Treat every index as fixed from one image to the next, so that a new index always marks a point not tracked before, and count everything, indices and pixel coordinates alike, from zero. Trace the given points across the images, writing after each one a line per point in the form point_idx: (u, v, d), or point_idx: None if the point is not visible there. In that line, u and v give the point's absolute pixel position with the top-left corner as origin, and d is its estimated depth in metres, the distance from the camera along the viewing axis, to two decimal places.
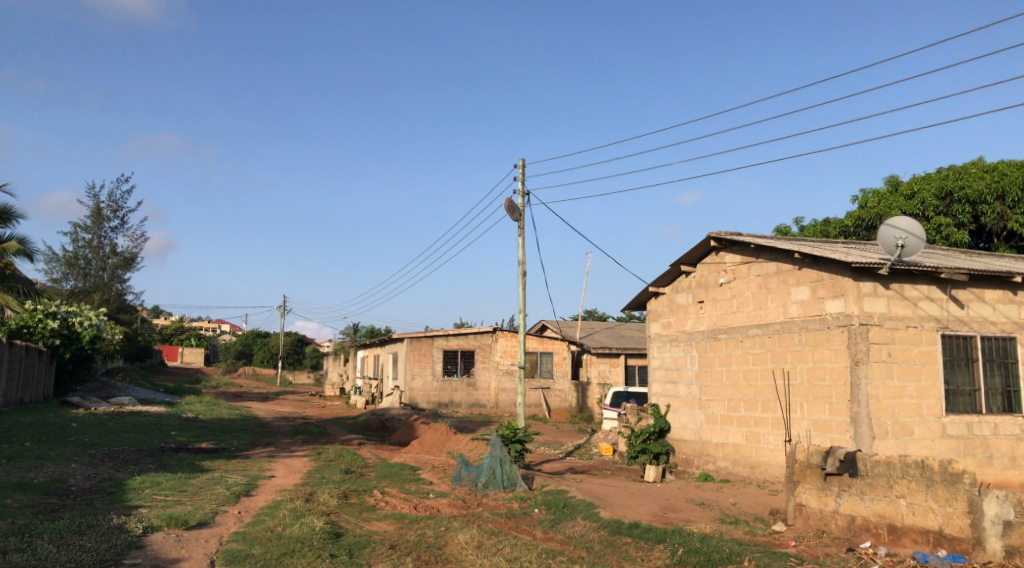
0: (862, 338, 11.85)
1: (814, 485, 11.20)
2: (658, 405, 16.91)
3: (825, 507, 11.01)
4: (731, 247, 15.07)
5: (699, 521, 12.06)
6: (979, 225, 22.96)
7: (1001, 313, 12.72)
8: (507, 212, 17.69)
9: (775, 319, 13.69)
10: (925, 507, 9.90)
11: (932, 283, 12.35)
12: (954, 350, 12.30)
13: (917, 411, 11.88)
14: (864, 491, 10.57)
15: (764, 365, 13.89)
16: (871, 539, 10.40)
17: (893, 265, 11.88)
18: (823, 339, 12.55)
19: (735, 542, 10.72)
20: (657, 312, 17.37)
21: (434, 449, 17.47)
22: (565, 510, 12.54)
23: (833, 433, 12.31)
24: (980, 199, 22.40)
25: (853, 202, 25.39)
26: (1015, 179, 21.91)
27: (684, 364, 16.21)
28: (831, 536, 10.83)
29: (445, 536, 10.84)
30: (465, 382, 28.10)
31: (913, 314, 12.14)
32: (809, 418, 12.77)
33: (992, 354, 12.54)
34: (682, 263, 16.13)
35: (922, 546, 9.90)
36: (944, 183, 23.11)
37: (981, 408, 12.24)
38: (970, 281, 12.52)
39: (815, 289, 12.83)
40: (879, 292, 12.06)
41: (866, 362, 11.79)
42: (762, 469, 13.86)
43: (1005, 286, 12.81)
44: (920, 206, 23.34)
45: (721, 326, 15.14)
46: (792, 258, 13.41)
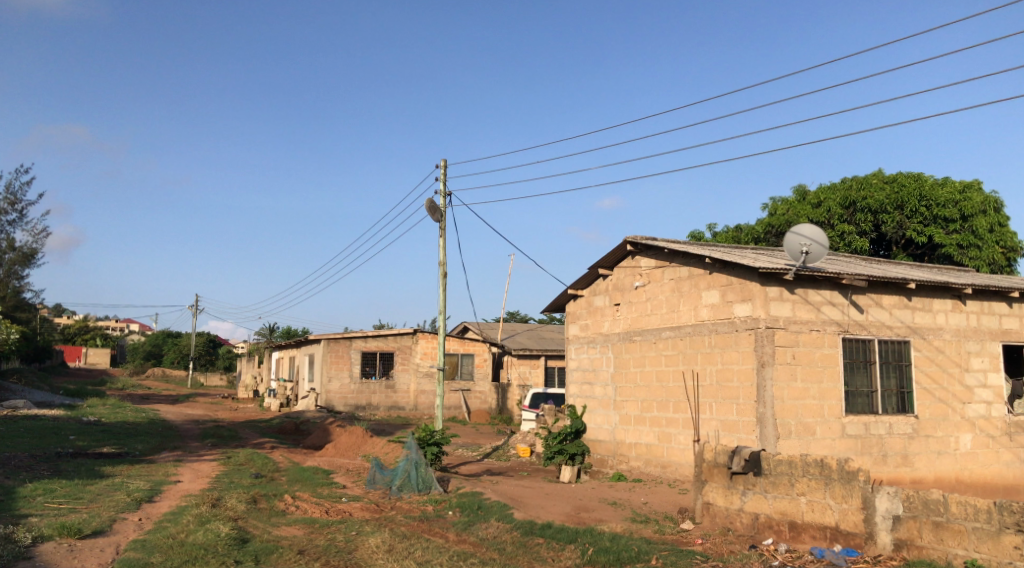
0: (768, 340, 12.24)
1: (720, 484, 11.59)
2: (575, 406, 17.11)
3: (730, 505, 11.39)
4: (647, 251, 15.36)
5: (611, 521, 12.26)
6: (880, 233, 24.08)
7: (897, 317, 13.20)
8: (428, 213, 17.58)
9: (687, 321, 14.02)
10: (823, 504, 10.27)
11: (833, 288, 12.85)
12: (853, 353, 12.83)
13: (819, 411, 12.35)
14: (767, 489, 10.97)
15: (676, 367, 14.21)
16: (773, 536, 10.78)
17: (797, 271, 12.32)
18: (731, 341, 12.92)
19: (644, 541, 10.91)
20: (575, 314, 17.58)
21: (349, 452, 17.22)
22: (478, 512, 12.54)
23: (739, 433, 12.67)
24: (881, 209, 23.51)
25: (763, 209, 26.23)
26: (912, 191, 23.15)
27: (601, 366, 16.44)
28: (736, 533, 11.21)
29: (356, 540, 10.69)
30: (383, 385, 27.86)
31: (816, 318, 12.61)
32: (717, 418, 13.13)
33: (888, 356, 13.04)
34: (599, 267, 16.37)
35: (820, 542, 10.27)
36: (848, 192, 24.11)
37: (877, 409, 12.78)
38: (868, 286, 13.02)
39: (724, 293, 13.19)
40: (784, 297, 12.49)
41: (772, 363, 12.18)
42: (673, 469, 14.17)
43: (901, 292, 13.26)
44: (826, 214, 24.28)
45: (636, 328, 15.42)
46: (704, 263, 13.75)
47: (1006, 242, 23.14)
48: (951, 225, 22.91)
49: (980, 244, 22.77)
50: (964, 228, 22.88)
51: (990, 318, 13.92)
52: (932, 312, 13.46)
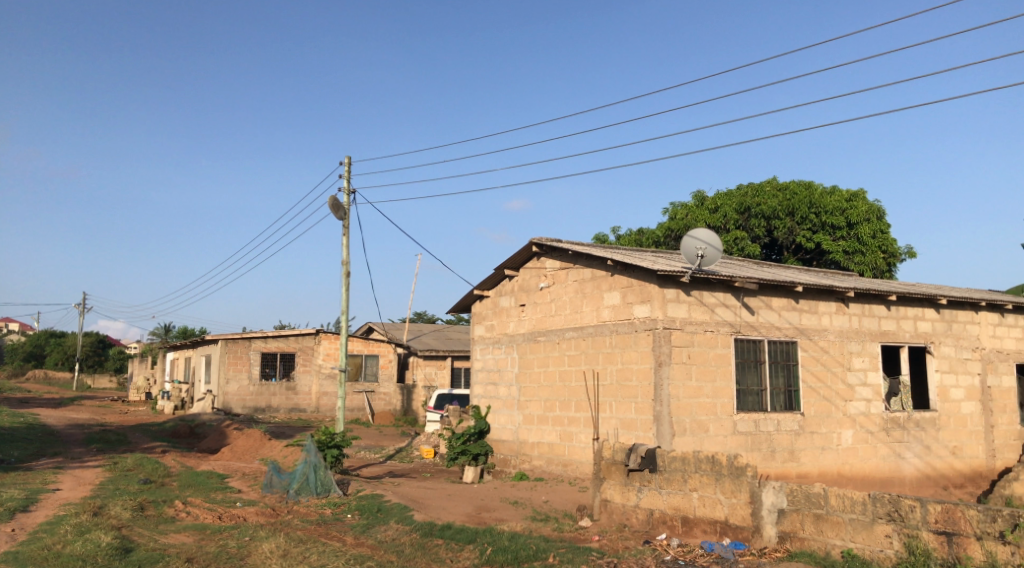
0: (665, 340, 12.57)
1: (618, 481, 11.92)
2: (479, 406, 17.13)
3: (627, 501, 11.72)
4: (552, 253, 15.53)
5: (511, 520, 12.33)
6: (772, 239, 25.05)
7: (785, 319, 13.77)
8: (331, 210, 17.26)
9: (589, 322, 14.24)
10: (714, 499, 10.62)
11: (727, 291, 13.31)
12: (744, 353, 13.33)
13: (712, 409, 12.77)
14: (662, 486, 11.32)
15: (578, 367, 14.43)
16: (667, 531, 11.12)
17: (693, 274, 12.71)
18: (631, 342, 13.21)
19: (542, 539, 11.01)
20: (481, 315, 17.63)
21: (246, 456, 16.72)
22: (378, 514, 12.37)
23: (637, 431, 12.96)
24: (774, 215, 24.51)
25: (664, 213, 26.94)
26: (803, 199, 24.25)
27: (505, 366, 16.53)
28: (632, 529, 11.53)
29: (249, 546, 10.37)
30: (284, 386, 27.23)
31: (710, 319, 13.03)
32: (617, 417, 13.39)
33: (777, 356, 13.60)
34: (505, 268, 16.44)
35: (710, 535, 10.61)
36: (744, 199, 24.99)
37: (766, 406, 13.32)
38: (759, 289, 13.55)
39: (625, 295, 13.47)
40: (681, 298, 12.85)
41: (668, 363, 12.51)
42: (573, 467, 14.36)
43: (789, 295, 13.85)
44: (723, 219, 25.08)
45: (541, 329, 15.57)
46: (606, 265, 14.01)
47: (888, 248, 24.61)
48: (838, 232, 24.33)
49: (863, 250, 24.14)
50: (849, 234, 24.32)
51: (870, 320, 14.67)
52: (817, 314, 14.10)
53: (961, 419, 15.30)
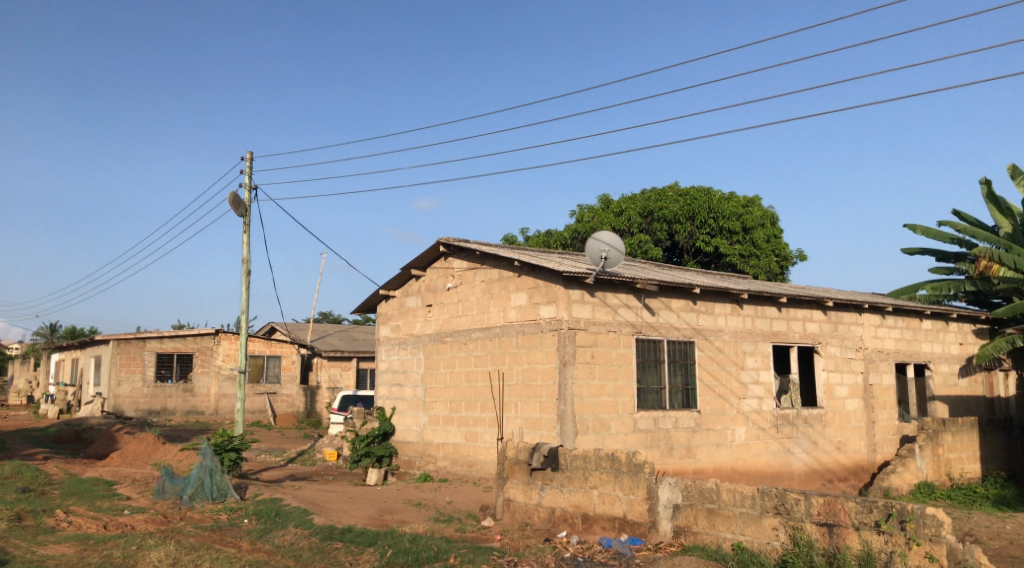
0: (570, 340, 12.74)
1: (521, 480, 12.04)
2: (384, 407, 16.95)
3: (530, 500, 11.85)
4: (459, 253, 15.50)
5: (413, 521, 12.24)
6: (672, 243, 25.76)
7: (684, 319, 14.19)
8: (231, 206, 16.73)
9: (496, 322, 14.29)
10: (613, 495, 10.84)
11: (629, 292, 13.59)
12: (645, 353, 13.66)
13: (614, 408, 13.03)
14: (564, 484, 11.49)
15: (484, 367, 14.46)
16: (568, 528, 11.29)
17: (597, 275, 12.92)
18: (536, 342, 13.33)
19: (444, 540, 10.96)
20: (387, 315, 17.47)
21: (137, 461, 16.00)
22: (276, 518, 12.04)
23: (541, 430, 13.09)
24: (675, 220, 25.20)
25: (572, 216, 27.34)
26: (702, 204, 25.11)
27: (411, 367, 16.41)
28: (533, 527, 11.67)
29: (136, 555, 9.93)
30: (180, 388, 26.21)
31: (613, 319, 13.29)
32: (521, 416, 13.49)
33: (675, 356, 13.99)
34: (412, 268, 16.31)
35: (609, 532, 10.82)
36: (647, 203, 25.62)
37: (665, 405, 13.69)
38: (660, 290, 13.91)
39: (531, 295, 13.57)
40: (585, 299, 13.05)
41: (572, 362, 12.69)
42: (477, 468, 14.38)
43: (688, 296, 14.27)
44: (627, 222, 25.59)
45: (447, 329, 15.53)
46: (512, 266, 14.08)
47: (780, 253, 25.78)
48: (734, 237, 25.29)
49: (757, 254, 25.23)
50: (744, 239, 25.36)
51: (762, 321, 15.29)
52: (713, 315, 14.59)
53: (845, 416, 16.11)
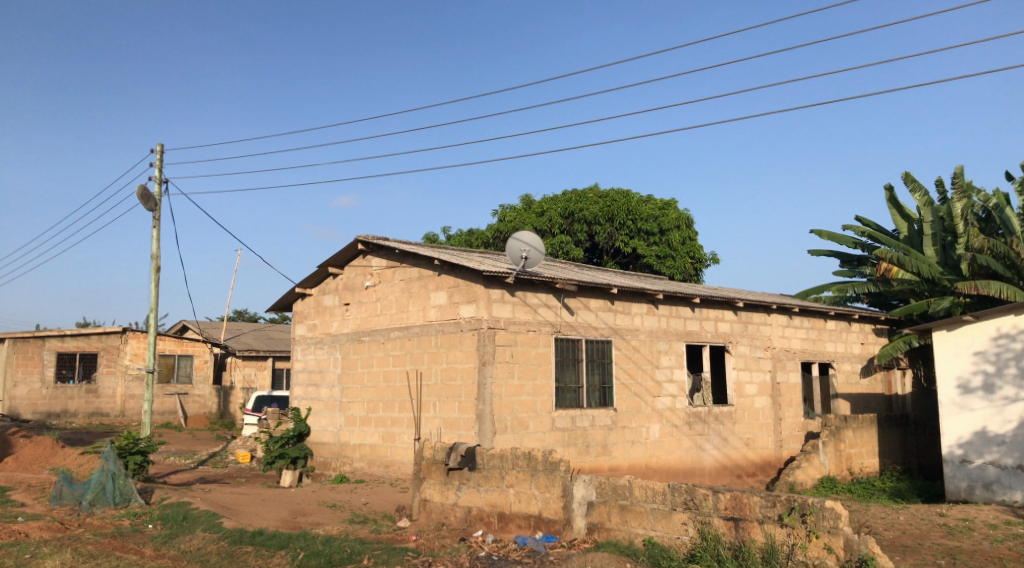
0: (489, 340, 12.74)
1: (437, 480, 12.00)
2: (299, 408, 16.61)
3: (446, 500, 11.82)
4: (378, 252, 15.30)
5: (327, 523, 12.02)
6: (593, 243, 26.10)
7: (601, 319, 14.39)
8: (140, 200, 16.09)
9: (415, 321, 14.18)
10: (529, 494, 10.90)
11: (549, 292, 13.69)
12: (564, 352, 13.78)
13: (532, 406, 13.10)
14: (480, 484, 11.50)
15: (402, 367, 14.33)
16: (483, 527, 11.30)
17: (518, 275, 12.96)
18: (456, 341, 13.28)
19: (358, 542, 10.80)
20: (303, 314, 17.15)
21: (34, 466, 15.23)
22: (183, 523, 11.63)
23: (460, 430, 13.05)
24: (595, 220, 25.57)
25: (494, 215, 27.40)
26: (621, 206, 25.58)
27: (328, 367, 16.15)
28: (450, 527, 11.64)
29: (28, 565, 9.42)
30: (83, 389, 25.12)
31: (532, 319, 13.36)
32: (439, 416, 13.41)
33: (593, 355, 14.18)
34: (330, 266, 16.03)
35: (524, 530, 10.88)
36: (568, 204, 25.91)
37: (582, 403, 13.86)
38: (579, 290, 14.07)
39: (451, 294, 13.51)
40: (505, 299, 13.08)
41: (491, 362, 12.69)
42: (394, 468, 14.24)
43: (606, 296, 14.48)
44: (549, 223, 25.75)
45: (365, 329, 15.33)
46: (432, 265, 14.00)
47: (695, 254, 26.46)
48: (652, 238, 25.83)
49: (674, 255, 25.83)
50: (661, 240, 25.89)
51: (677, 321, 15.65)
52: (630, 315, 14.85)
53: (754, 413, 16.65)
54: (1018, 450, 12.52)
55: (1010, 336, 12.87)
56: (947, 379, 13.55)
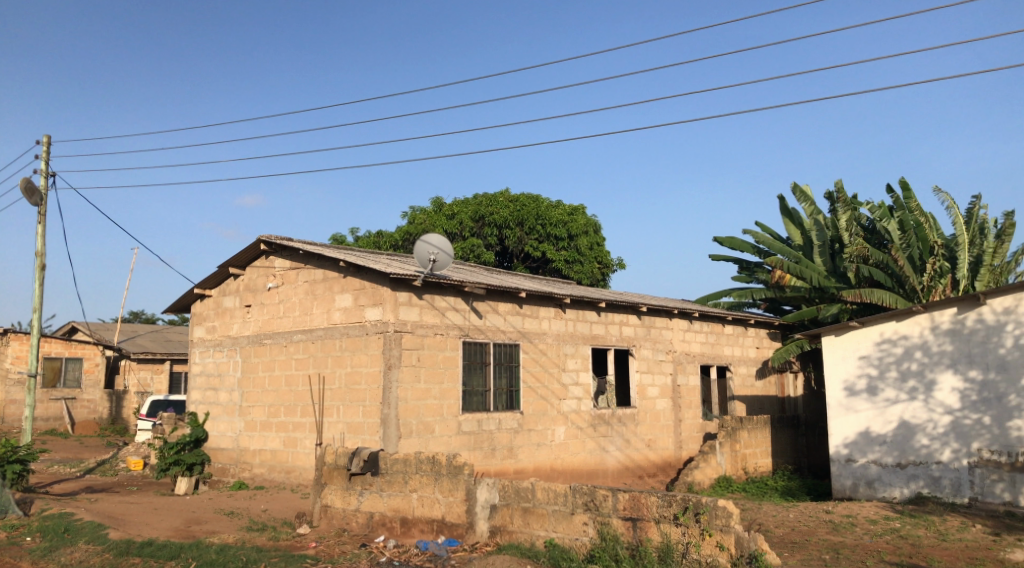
0: (396, 344, 12.60)
1: (339, 485, 11.83)
2: (196, 413, 16.05)
3: (348, 506, 11.65)
4: (281, 252, 14.92)
5: (223, 532, 11.63)
6: (503, 247, 26.26)
7: (509, 322, 14.46)
8: (24, 194, 15.21)
9: (319, 324, 13.89)
10: (432, 498, 10.84)
11: (457, 295, 13.65)
12: (471, 355, 13.76)
13: (438, 410, 13.02)
14: (383, 488, 11.37)
15: (305, 370, 14.02)
16: (386, 532, 11.18)
17: (425, 278, 12.89)
18: (361, 345, 13.08)
19: (255, 549, 10.49)
20: (202, 315, 16.58)
21: None
22: (65, 534, 11.02)
23: (364, 434, 12.84)
24: (505, 224, 25.71)
25: (403, 217, 27.17)
26: (531, 211, 25.81)
27: (227, 370, 15.67)
28: (351, 533, 11.47)
29: None
30: None
31: (440, 322, 13.29)
32: (343, 421, 13.17)
33: (501, 358, 14.22)
34: (230, 266, 15.54)
35: (427, 534, 10.81)
36: (478, 207, 25.95)
37: (489, 407, 13.87)
38: (487, 293, 14.09)
39: (357, 297, 13.30)
40: (412, 302, 12.96)
41: (397, 365, 12.56)
42: (296, 474, 13.90)
43: (514, 300, 14.55)
44: (459, 225, 25.76)
45: (267, 331, 14.93)
46: (338, 267, 13.75)
47: (602, 259, 26.99)
48: (560, 243, 26.17)
49: (581, 260, 26.26)
50: (570, 245, 26.28)
51: (583, 325, 15.88)
52: (538, 319, 14.98)
53: (656, 414, 17.05)
54: (898, 449, 13.28)
55: (892, 341, 13.61)
56: (835, 382, 14.23)
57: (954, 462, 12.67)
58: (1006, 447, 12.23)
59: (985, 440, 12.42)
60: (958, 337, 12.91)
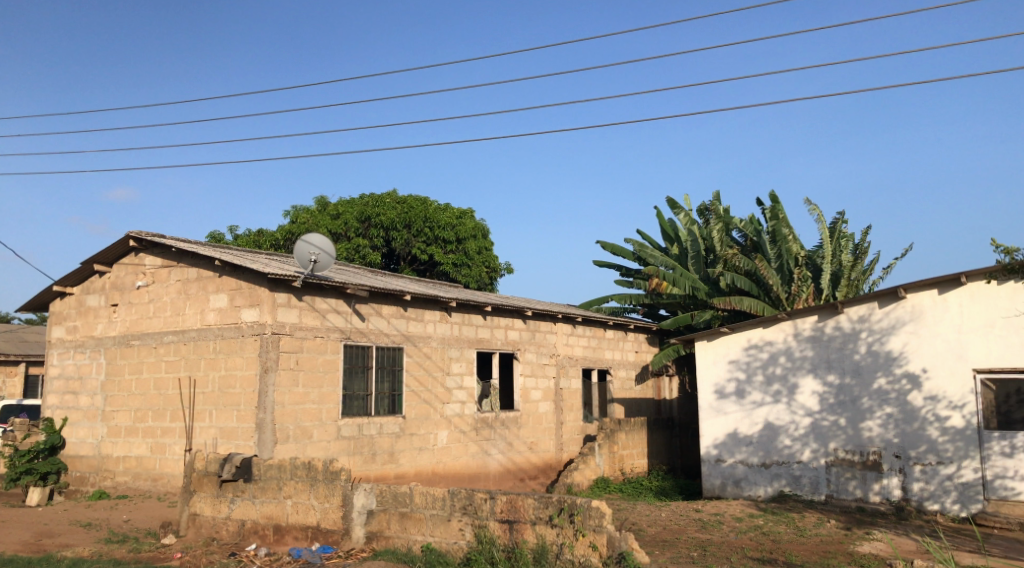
0: (273, 346, 12.21)
1: (209, 493, 11.37)
2: (53, 418, 15.08)
3: (218, 514, 11.22)
4: (152, 249, 14.19)
5: (78, 545, 10.93)
6: (389, 249, 25.95)
7: (393, 325, 14.29)
8: None
9: (191, 325, 13.30)
10: (307, 504, 10.55)
11: (339, 297, 13.39)
12: (353, 359, 13.51)
13: (317, 415, 12.71)
14: (256, 495, 11.00)
15: (175, 373, 13.38)
16: (258, 540, 10.82)
17: (306, 279, 12.57)
18: (236, 347, 12.59)
19: (113, 563, 9.92)
20: (62, 314, 15.57)
21: None
22: None
23: (237, 440, 12.35)
24: (392, 226, 25.44)
25: (286, 216, 26.45)
26: (418, 213, 25.68)
27: (89, 373, 14.77)
28: (220, 542, 11.05)
29: None
30: None
31: (321, 325, 12.98)
32: (216, 426, 12.64)
33: (383, 362, 14.03)
34: (95, 262, 14.67)
35: (301, 542, 10.54)
36: (364, 209, 25.68)
37: (370, 411, 13.65)
38: (370, 296, 13.88)
39: (232, 298, 12.80)
40: (292, 303, 12.60)
41: (274, 369, 12.17)
42: (163, 482, 13.23)
43: (398, 303, 14.40)
44: (344, 226, 25.38)
45: (134, 332, 14.17)
46: (213, 265, 13.19)
47: (490, 264, 27.12)
48: (448, 246, 26.15)
49: (469, 264, 26.29)
50: (458, 248, 26.29)
51: (468, 329, 15.89)
52: (422, 322, 14.87)
53: (538, 418, 17.27)
54: (763, 450, 13.99)
55: (758, 347, 14.31)
56: (707, 385, 14.83)
57: (813, 461, 13.47)
58: (859, 446, 13.10)
59: (841, 441, 13.27)
60: (818, 343, 13.72)
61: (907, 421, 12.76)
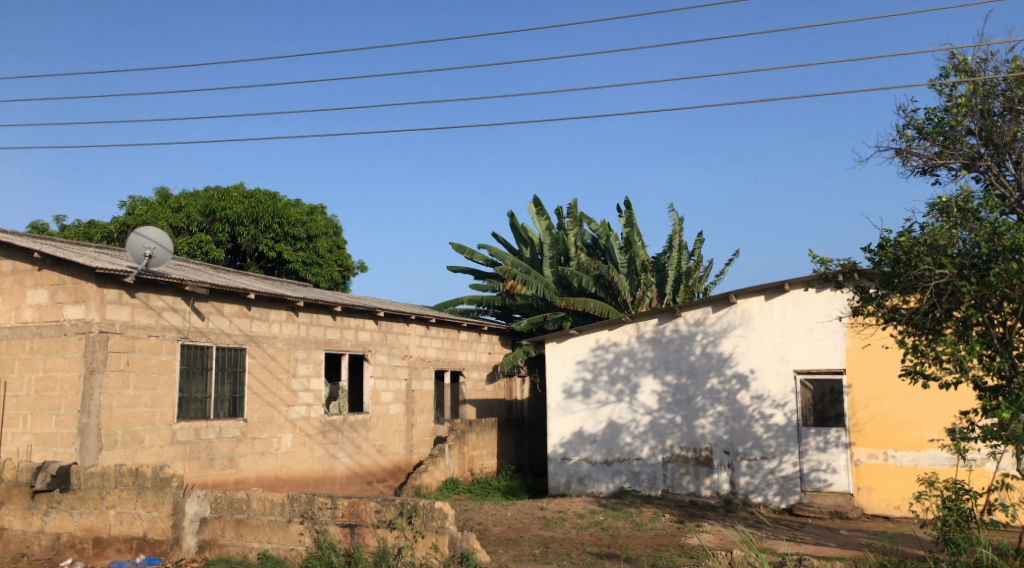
0: (100, 346, 11.38)
1: (20, 505, 10.58)
2: None
3: (29, 527, 10.44)
4: None
5: None
6: (235, 244, 24.76)
7: (235, 325, 13.69)
8: None
9: (5, 323, 12.21)
10: (133, 514, 9.92)
11: (176, 295, 12.68)
12: (190, 360, 12.84)
13: (149, 419, 11.95)
14: (74, 506, 10.25)
15: None
16: (75, 554, 10.13)
17: (139, 274, 11.81)
18: (57, 347, 11.62)
19: None
20: None
21: None
22: None
23: (56, 447, 11.40)
24: (238, 221, 24.42)
25: (123, 207, 24.85)
26: (267, 208, 24.81)
27: None
28: (31, 558, 10.34)
29: None
30: None
31: (155, 323, 12.22)
32: (30, 432, 11.62)
33: (223, 363, 13.42)
34: None
35: (124, 554, 9.93)
36: (209, 202, 24.36)
37: (208, 414, 13.01)
38: (211, 294, 13.23)
39: (54, 293, 11.81)
40: (123, 300, 11.79)
41: (101, 371, 11.33)
42: None
43: (241, 302, 13.82)
44: (186, 220, 24.04)
45: None
46: (31, 258, 12.12)
47: (343, 263, 26.71)
48: (299, 243, 25.47)
49: (320, 262, 25.81)
50: (308, 246, 25.74)
51: (316, 329, 15.48)
52: (267, 322, 14.35)
53: (388, 420, 17.08)
54: (605, 447, 14.51)
55: (604, 347, 14.81)
56: (555, 385, 15.19)
57: (651, 458, 14.10)
58: (693, 443, 13.84)
59: (677, 438, 13.97)
60: (658, 344, 14.38)
61: (736, 418, 13.62)
